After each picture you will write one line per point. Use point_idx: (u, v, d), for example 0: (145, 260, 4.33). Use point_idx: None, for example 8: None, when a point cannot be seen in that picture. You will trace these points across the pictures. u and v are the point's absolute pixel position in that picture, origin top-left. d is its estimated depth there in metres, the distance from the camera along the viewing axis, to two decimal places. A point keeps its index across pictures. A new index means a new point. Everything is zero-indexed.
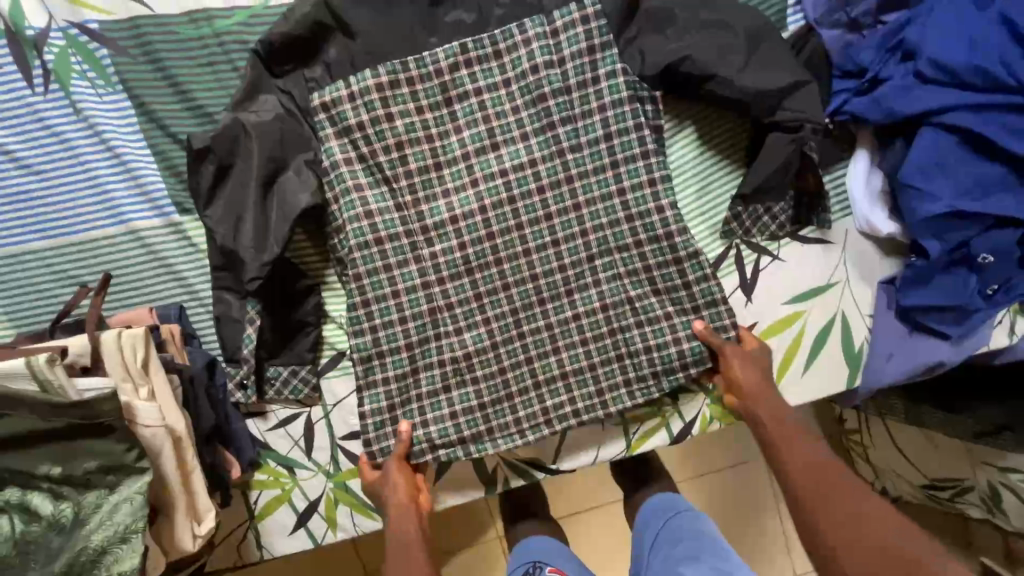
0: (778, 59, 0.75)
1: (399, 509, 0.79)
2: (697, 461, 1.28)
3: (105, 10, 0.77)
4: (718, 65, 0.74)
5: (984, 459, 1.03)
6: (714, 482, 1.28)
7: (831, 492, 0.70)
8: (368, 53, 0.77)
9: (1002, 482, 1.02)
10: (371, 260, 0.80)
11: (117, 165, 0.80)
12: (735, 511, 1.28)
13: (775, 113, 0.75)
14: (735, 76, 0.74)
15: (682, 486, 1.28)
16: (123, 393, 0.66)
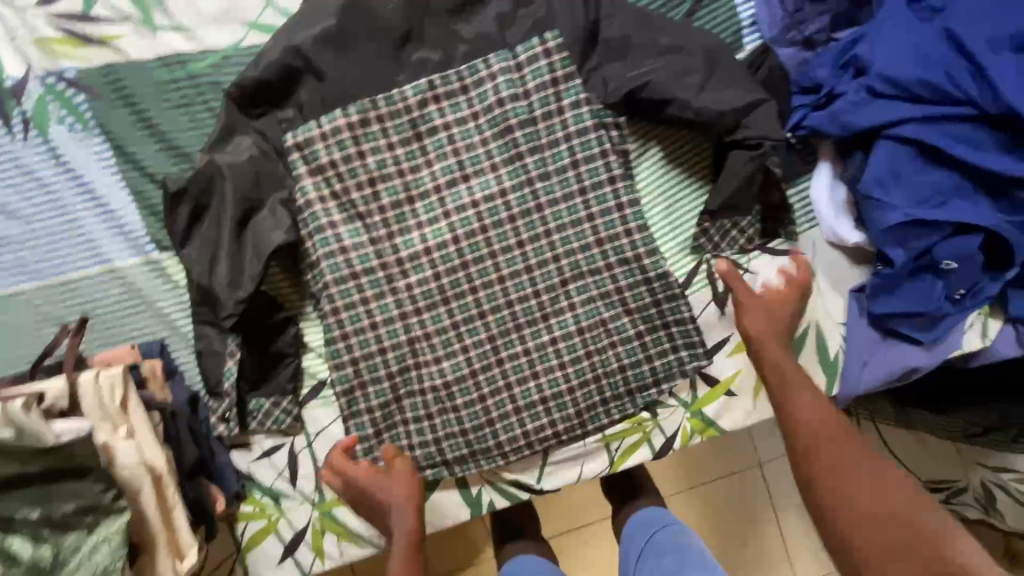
0: (736, 79, 0.77)
1: (400, 510, 0.79)
2: (689, 471, 1.28)
3: (82, 58, 0.80)
4: (677, 89, 0.76)
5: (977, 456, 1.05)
6: (707, 492, 1.27)
7: (839, 473, 0.69)
8: (338, 94, 0.79)
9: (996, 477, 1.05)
10: (349, 294, 0.82)
11: (97, 206, 0.82)
12: (732, 519, 1.27)
13: (734, 132, 0.77)
14: (694, 98, 0.76)
15: (678, 496, 1.27)
16: (101, 434, 0.67)
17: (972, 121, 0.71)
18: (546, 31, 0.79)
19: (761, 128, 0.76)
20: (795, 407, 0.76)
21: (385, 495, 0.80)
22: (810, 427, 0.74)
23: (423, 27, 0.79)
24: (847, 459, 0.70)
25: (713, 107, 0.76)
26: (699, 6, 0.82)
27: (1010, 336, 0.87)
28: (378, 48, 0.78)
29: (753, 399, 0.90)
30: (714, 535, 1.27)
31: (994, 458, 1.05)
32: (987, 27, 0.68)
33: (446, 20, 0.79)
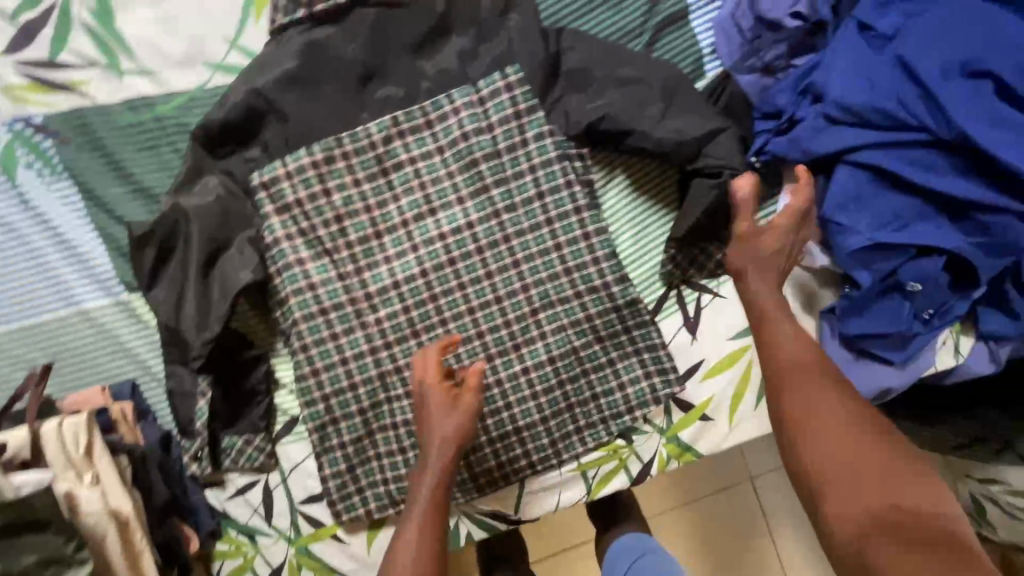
0: (695, 109, 0.78)
1: (443, 447, 0.74)
2: (682, 488, 1.26)
3: (49, 104, 0.80)
4: (636, 120, 0.77)
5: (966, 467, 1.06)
6: (700, 508, 1.26)
7: (829, 430, 0.62)
8: (302, 133, 0.79)
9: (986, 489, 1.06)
10: (318, 330, 0.82)
11: (65, 249, 0.82)
12: (726, 536, 1.25)
13: (696, 160, 0.78)
14: (653, 129, 0.77)
15: (670, 512, 1.26)
16: (65, 482, 0.67)
17: (928, 145, 0.71)
18: (507, 66, 0.80)
19: (720, 157, 0.77)
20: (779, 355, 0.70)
21: (442, 426, 0.74)
22: (788, 368, 0.68)
23: (386, 65, 0.80)
24: (832, 412, 0.64)
25: (673, 137, 0.77)
26: (658, 36, 0.83)
27: (982, 353, 0.87)
28: (340, 89, 0.79)
29: (729, 423, 0.89)
30: (707, 555, 1.25)
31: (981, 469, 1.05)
32: (939, 53, 0.69)
33: (408, 58, 0.80)
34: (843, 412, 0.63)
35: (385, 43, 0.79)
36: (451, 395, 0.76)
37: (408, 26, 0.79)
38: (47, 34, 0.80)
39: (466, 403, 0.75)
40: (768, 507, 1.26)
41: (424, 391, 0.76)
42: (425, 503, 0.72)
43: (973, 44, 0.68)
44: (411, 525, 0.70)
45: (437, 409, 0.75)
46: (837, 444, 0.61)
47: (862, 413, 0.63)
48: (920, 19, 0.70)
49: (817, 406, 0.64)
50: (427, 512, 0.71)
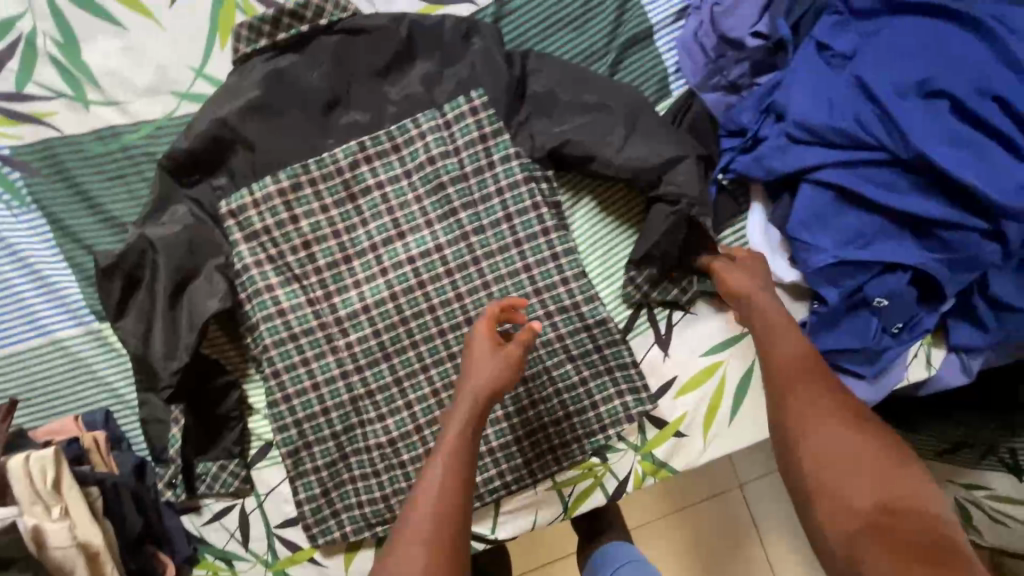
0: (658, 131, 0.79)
1: (479, 389, 0.69)
2: (672, 496, 1.25)
3: (16, 136, 0.81)
4: (598, 147, 0.78)
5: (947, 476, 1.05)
6: (690, 517, 1.24)
7: (823, 428, 0.63)
8: (269, 162, 0.80)
9: (968, 499, 1.04)
10: (288, 355, 0.82)
11: (35, 280, 0.82)
12: (718, 546, 1.24)
13: (657, 187, 0.79)
14: (616, 155, 0.78)
15: (660, 521, 1.24)
16: (32, 516, 0.67)
17: (887, 165, 0.72)
18: (472, 90, 0.80)
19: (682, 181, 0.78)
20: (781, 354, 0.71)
21: (482, 364, 0.70)
22: (788, 369, 0.69)
23: (352, 93, 0.81)
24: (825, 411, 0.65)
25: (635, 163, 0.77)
26: (622, 57, 0.83)
27: (955, 366, 0.86)
28: (306, 118, 0.80)
29: (703, 440, 0.88)
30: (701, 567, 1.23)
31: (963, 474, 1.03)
32: (894, 74, 0.70)
33: (373, 85, 0.81)
34: (838, 412, 0.64)
35: (350, 71, 0.80)
36: (497, 344, 0.72)
37: (373, 54, 0.80)
38: (12, 66, 0.80)
39: (509, 356, 0.71)
40: (759, 514, 1.25)
41: (474, 333, 0.74)
42: (456, 439, 0.65)
43: (926, 65, 0.69)
44: (440, 457, 0.64)
45: (483, 352, 0.71)
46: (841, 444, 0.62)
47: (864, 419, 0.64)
48: (876, 41, 0.72)
49: (812, 406, 0.65)
50: (456, 448, 0.65)
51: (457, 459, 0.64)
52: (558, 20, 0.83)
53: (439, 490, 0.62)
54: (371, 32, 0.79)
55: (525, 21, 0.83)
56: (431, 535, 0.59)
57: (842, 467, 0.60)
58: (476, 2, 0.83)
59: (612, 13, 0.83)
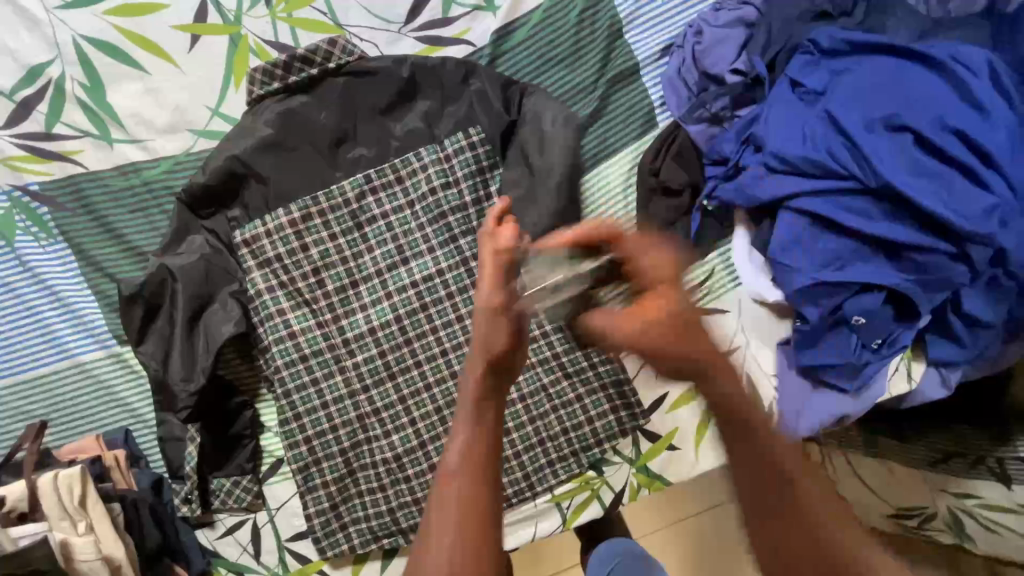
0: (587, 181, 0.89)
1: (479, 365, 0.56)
2: (669, 507, 1.27)
3: (45, 172, 0.87)
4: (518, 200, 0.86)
5: (941, 486, 1.05)
6: (687, 529, 1.26)
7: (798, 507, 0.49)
8: (280, 194, 0.85)
9: (960, 508, 1.05)
10: (299, 376, 0.87)
11: (61, 307, 0.87)
12: (716, 558, 1.26)
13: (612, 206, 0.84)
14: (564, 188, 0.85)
15: (658, 533, 1.26)
16: (61, 531, 0.71)
17: (860, 194, 0.76)
18: (469, 127, 0.87)
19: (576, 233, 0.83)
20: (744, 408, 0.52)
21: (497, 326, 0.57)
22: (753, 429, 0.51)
23: (358, 130, 0.86)
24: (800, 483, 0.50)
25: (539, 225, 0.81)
26: (609, 94, 0.90)
27: (934, 380, 0.90)
28: (316, 153, 0.85)
29: (694, 454, 0.92)
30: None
31: (958, 484, 1.04)
32: (862, 109, 0.75)
33: (378, 123, 0.87)
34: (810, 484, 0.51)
35: (356, 110, 0.86)
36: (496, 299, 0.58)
37: (376, 95, 0.86)
38: (42, 108, 0.86)
39: (514, 296, 0.59)
40: None
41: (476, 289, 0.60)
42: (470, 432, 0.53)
43: (891, 101, 0.75)
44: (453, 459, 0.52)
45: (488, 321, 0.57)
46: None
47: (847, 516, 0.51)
48: (845, 78, 0.77)
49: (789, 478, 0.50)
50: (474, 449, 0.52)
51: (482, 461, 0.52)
52: (550, 59, 0.89)
53: (462, 501, 0.50)
54: (375, 73, 0.85)
55: (519, 61, 0.89)
56: (460, 533, 0.49)
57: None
58: (474, 43, 0.89)
59: (600, 53, 0.89)
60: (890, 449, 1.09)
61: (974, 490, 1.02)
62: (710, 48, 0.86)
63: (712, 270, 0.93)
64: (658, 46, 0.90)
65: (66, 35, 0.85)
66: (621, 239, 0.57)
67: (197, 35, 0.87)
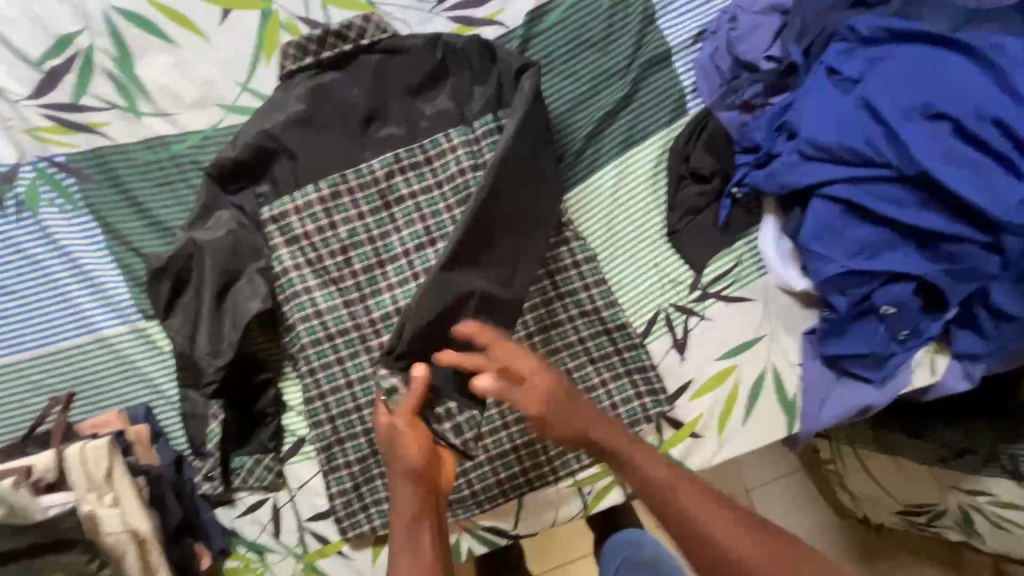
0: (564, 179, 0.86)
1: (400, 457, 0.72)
2: None
3: (72, 144, 0.86)
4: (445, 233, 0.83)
5: (952, 483, 1.07)
6: None
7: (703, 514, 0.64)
8: (307, 173, 0.85)
9: (971, 505, 1.06)
10: (324, 354, 0.86)
11: (86, 280, 0.87)
12: None
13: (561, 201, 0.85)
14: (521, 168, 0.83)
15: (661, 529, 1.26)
16: (86, 504, 0.70)
17: (895, 181, 0.76)
18: (499, 110, 0.86)
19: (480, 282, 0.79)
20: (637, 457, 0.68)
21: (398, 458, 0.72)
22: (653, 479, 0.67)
23: (388, 111, 0.86)
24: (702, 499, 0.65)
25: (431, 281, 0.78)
26: (641, 79, 0.89)
27: (957, 371, 0.91)
28: (345, 133, 0.85)
29: (716, 442, 0.92)
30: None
31: (970, 480, 1.05)
32: (900, 97, 0.75)
33: (406, 105, 0.86)
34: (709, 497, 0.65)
35: (387, 90, 0.85)
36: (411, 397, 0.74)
37: (407, 75, 0.85)
38: (70, 79, 0.85)
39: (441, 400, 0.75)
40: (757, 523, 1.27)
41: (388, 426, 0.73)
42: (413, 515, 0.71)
43: (931, 89, 0.74)
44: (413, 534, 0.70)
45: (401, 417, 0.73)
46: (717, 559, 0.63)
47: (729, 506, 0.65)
48: (882, 66, 0.77)
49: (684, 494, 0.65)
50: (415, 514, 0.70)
51: (428, 518, 0.70)
52: (581, 43, 0.89)
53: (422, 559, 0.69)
54: (408, 52, 0.85)
55: (550, 43, 0.89)
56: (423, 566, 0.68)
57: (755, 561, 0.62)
58: (506, 24, 0.89)
59: (632, 38, 0.89)
60: (906, 453, 1.10)
61: (986, 487, 1.03)
62: (746, 35, 0.86)
63: (739, 257, 0.91)
64: (692, 32, 0.90)
65: (96, 6, 0.85)
66: (496, 346, 0.71)
67: (228, 9, 0.86)
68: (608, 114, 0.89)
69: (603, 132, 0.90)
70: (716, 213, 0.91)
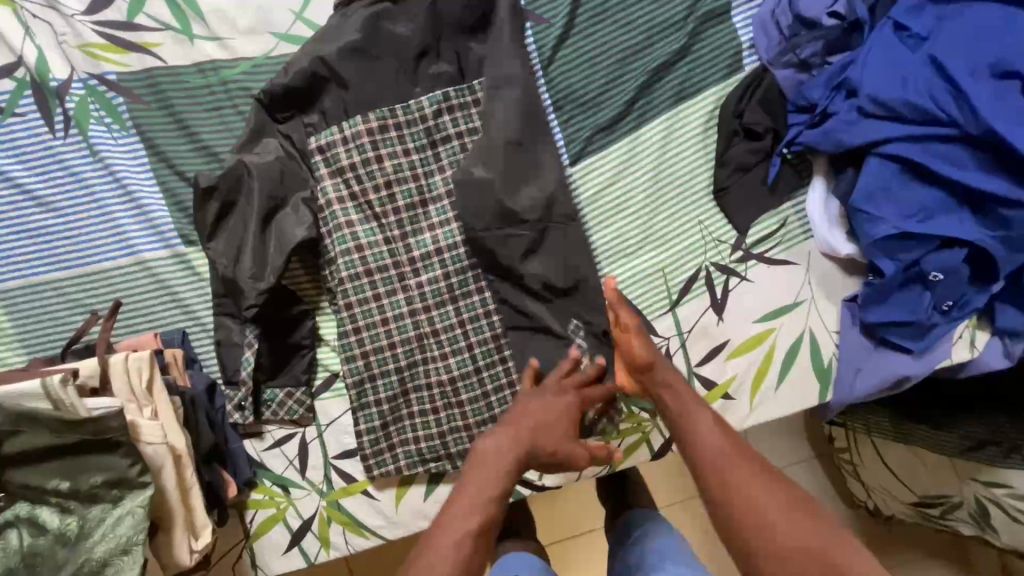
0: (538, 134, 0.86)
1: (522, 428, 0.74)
2: (684, 482, 1.23)
3: (123, 63, 0.86)
4: (492, 249, 0.84)
5: (971, 475, 1.04)
6: (697, 506, 1.22)
7: (742, 466, 0.64)
8: (497, 233, 0.84)
9: (988, 498, 1.03)
10: (362, 290, 0.86)
11: (129, 201, 0.86)
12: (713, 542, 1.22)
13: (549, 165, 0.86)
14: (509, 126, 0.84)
15: (665, 511, 1.22)
16: (128, 412, 0.70)
17: (957, 141, 0.76)
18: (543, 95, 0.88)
19: (546, 279, 0.85)
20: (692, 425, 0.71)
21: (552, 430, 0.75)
22: (700, 444, 0.68)
23: (522, 159, 0.84)
24: (743, 461, 0.65)
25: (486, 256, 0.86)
26: (700, 31, 0.89)
27: (997, 351, 0.89)
28: (493, 190, 0.83)
29: (749, 404, 0.91)
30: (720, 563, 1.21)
31: (986, 472, 1.02)
32: (968, 56, 0.75)
33: (533, 152, 0.85)
34: (745, 461, 0.65)
35: (505, 140, 0.83)
36: (542, 384, 0.82)
37: (512, 122, 0.83)
38: None
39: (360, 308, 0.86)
40: None
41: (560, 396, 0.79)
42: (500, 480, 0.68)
43: (999, 48, 0.74)
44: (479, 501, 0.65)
45: (542, 388, 0.80)
46: (749, 518, 0.60)
47: (765, 474, 0.63)
48: (950, 24, 0.77)
49: (718, 453, 0.66)
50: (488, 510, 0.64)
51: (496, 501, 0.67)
52: None
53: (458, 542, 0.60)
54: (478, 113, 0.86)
55: None
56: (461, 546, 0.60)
57: (790, 524, 0.59)
58: None
59: None
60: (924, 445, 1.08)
61: (1006, 479, 1.00)
62: None
63: (785, 220, 0.90)
64: None
65: None
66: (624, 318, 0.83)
67: None
68: (663, 65, 0.88)
69: (656, 84, 0.89)
70: (764, 173, 0.90)
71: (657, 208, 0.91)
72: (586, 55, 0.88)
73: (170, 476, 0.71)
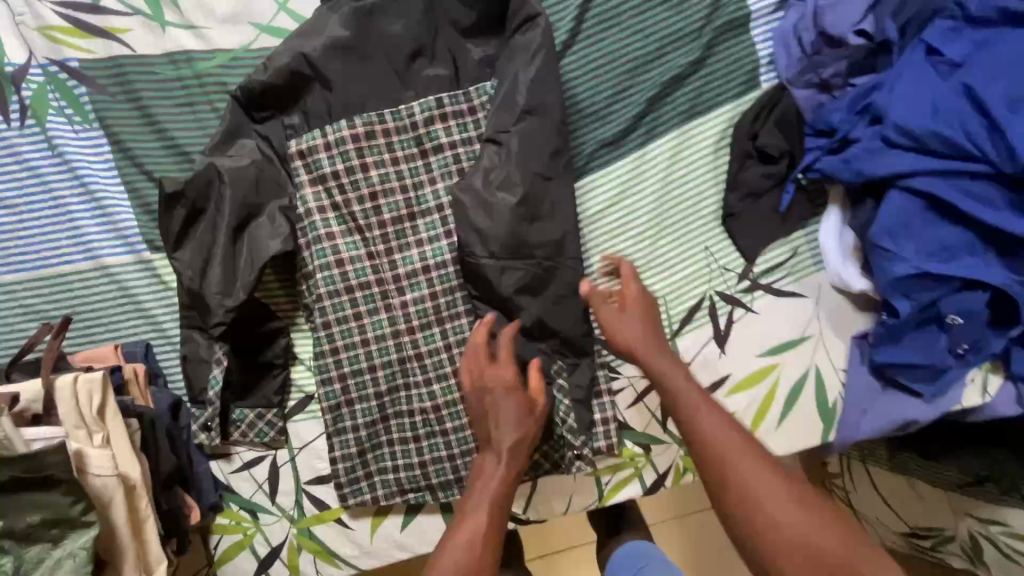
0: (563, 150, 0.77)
1: (514, 446, 0.72)
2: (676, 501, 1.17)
3: (87, 50, 0.78)
4: (489, 277, 0.76)
5: (964, 509, 0.98)
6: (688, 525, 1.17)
7: (748, 461, 0.62)
8: (496, 262, 0.76)
9: (982, 534, 0.97)
10: (342, 308, 0.79)
11: (90, 201, 0.79)
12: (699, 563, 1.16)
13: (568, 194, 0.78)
14: (526, 148, 0.76)
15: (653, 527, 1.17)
16: (75, 441, 0.63)
17: (986, 177, 0.71)
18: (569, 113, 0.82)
19: (540, 317, 0.78)
20: (692, 418, 0.67)
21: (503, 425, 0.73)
22: (705, 440, 0.65)
23: (538, 185, 0.76)
24: (750, 454, 0.63)
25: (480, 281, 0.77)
26: (716, 44, 0.83)
27: (1010, 395, 0.84)
28: (507, 217, 0.75)
29: None
30: None
31: (985, 509, 0.95)
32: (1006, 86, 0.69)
33: (558, 181, 0.77)
34: (752, 455, 0.62)
35: (530, 168, 0.76)
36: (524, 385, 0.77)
37: (542, 152, 0.76)
38: None
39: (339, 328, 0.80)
40: None
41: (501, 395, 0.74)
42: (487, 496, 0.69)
43: None
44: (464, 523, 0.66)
45: (506, 397, 0.74)
46: (760, 518, 0.59)
47: (772, 467, 0.61)
48: (988, 50, 0.71)
49: (725, 447, 0.63)
50: (505, 491, 0.70)
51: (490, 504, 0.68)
52: None
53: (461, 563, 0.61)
54: (501, 127, 0.76)
55: None
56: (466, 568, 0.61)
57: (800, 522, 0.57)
58: None
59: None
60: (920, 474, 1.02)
61: (999, 516, 0.93)
62: (834, 6, 0.80)
63: (795, 250, 0.85)
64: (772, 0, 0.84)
65: None
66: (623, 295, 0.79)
67: None
68: (675, 79, 0.82)
69: (666, 99, 0.83)
70: (777, 199, 0.84)
71: (664, 230, 0.84)
72: (594, 63, 0.82)
73: (123, 510, 0.65)
